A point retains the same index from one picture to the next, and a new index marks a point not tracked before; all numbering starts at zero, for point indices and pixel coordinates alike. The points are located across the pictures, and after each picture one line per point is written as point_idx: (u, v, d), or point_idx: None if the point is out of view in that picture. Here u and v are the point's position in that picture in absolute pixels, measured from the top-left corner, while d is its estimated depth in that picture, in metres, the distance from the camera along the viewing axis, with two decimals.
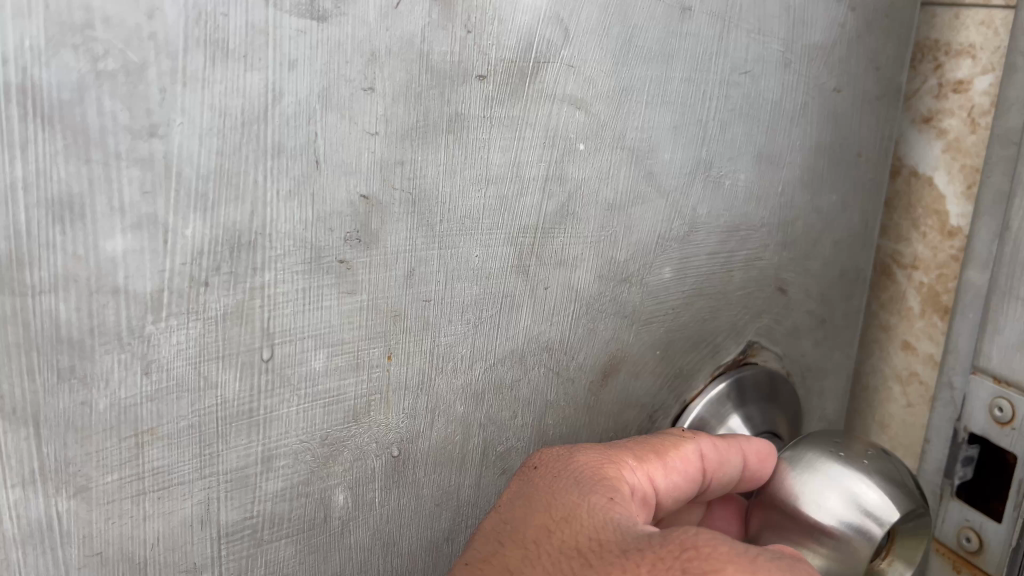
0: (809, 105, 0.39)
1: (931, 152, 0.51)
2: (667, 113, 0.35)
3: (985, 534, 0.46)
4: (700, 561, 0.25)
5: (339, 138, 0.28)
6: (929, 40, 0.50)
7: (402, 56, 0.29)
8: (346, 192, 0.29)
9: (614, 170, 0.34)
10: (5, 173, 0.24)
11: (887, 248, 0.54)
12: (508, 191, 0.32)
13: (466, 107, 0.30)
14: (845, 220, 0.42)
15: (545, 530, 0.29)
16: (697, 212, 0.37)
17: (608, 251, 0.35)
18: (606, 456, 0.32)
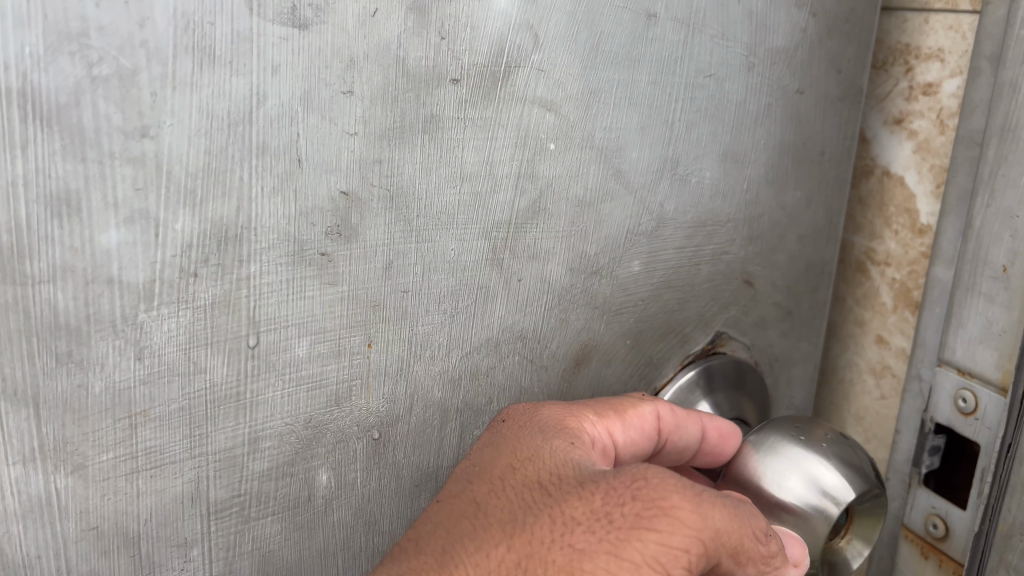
0: (772, 107, 0.41)
1: (902, 153, 0.52)
2: (635, 114, 0.36)
3: (951, 521, 0.46)
4: (648, 490, 0.28)
5: (320, 138, 0.30)
6: (900, 44, 0.51)
7: (380, 61, 0.30)
8: (327, 189, 0.31)
9: (584, 168, 0.36)
10: (7, 171, 0.26)
11: (860, 245, 0.55)
12: (482, 188, 0.34)
13: (441, 109, 0.32)
14: (809, 215, 0.45)
15: (511, 468, 0.32)
16: (665, 208, 0.39)
17: (579, 245, 0.37)
18: (570, 411, 0.35)
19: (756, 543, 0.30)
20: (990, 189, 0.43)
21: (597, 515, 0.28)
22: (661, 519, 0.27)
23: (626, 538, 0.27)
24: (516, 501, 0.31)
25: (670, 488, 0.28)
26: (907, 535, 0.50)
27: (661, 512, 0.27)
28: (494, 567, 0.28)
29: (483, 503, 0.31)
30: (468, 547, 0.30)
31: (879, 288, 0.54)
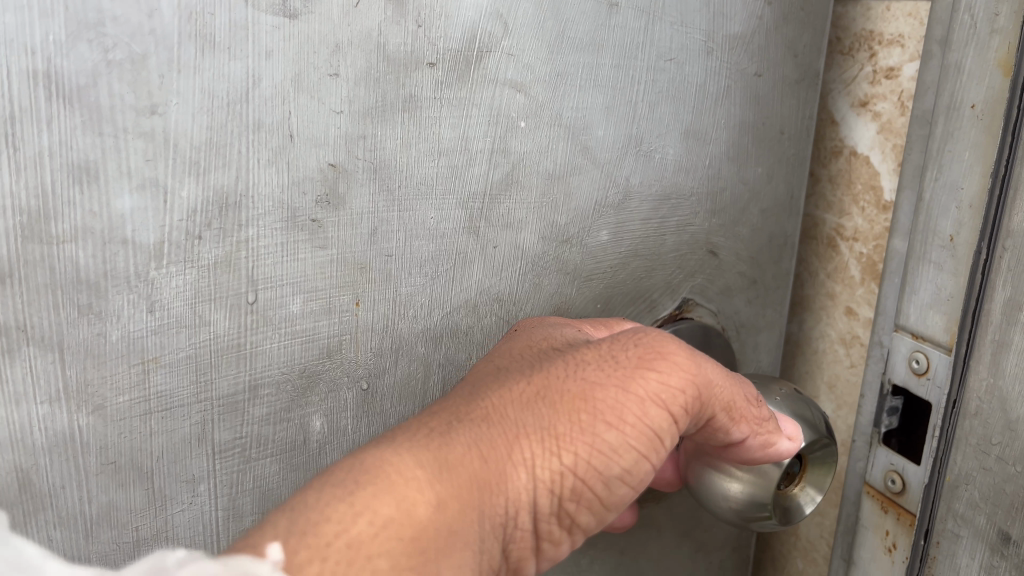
0: (731, 88, 0.44)
1: (867, 133, 0.61)
2: (599, 97, 0.40)
3: (907, 476, 0.59)
4: (650, 342, 0.35)
5: (310, 114, 0.34)
6: (866, 32, 0.60)
7: (362, 47, 0.34)
8: (316, 161, 0.35)
9: (553, 144, 0.40)
10: (34, 143, 0.29)
11: (832, 221, 0.64)
12: (458, 161, 0.38)
13: (419, 90, 0.36)
14: (770, 190, 0.48)
15: (527, 346, 0.38)
16: (632, 182, 0.43)
17: (551, 215, 0.41)
18: (578, 320, 0.41)
19: (749, 403, 0.36)
20: (939, 164, 0.54)
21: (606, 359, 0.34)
22: (660, 361, 0.33)
23: (633, 375, 0.33)
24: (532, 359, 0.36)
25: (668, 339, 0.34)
26: (869, 491, 0.62)
27: (660, 355, 0.34)
28: (516, 396, 0.33)
29: (502, 366, 0.37)
30: (491, 385, 0.35)
31: (847, 261, 0.64)
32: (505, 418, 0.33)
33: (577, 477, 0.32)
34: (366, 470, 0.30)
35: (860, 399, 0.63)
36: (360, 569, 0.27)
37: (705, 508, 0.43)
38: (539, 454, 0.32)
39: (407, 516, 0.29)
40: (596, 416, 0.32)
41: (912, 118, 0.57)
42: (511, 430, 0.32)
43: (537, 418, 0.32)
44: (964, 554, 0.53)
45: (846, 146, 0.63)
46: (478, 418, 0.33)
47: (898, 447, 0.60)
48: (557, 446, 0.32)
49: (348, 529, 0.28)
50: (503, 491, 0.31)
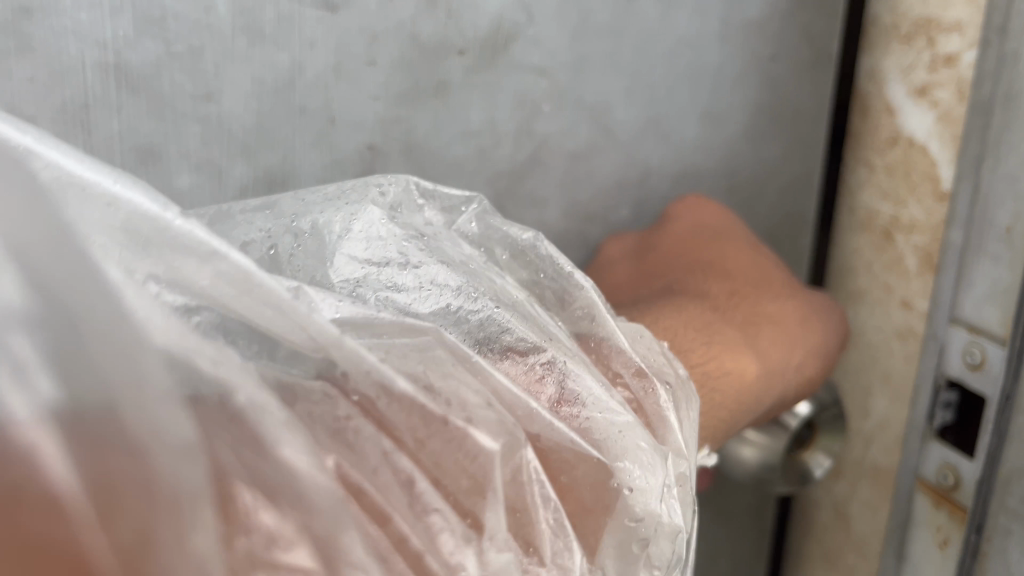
0: (746, 76, 0.49)
1: (924, 122, 0.59)
2: (621, 85, 0.45)
3: (960, 471, 0.58)
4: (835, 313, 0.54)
5: (350, 100, 0.38)
6: (923, 19, 0.58)
7: (397, 38, 0.38)
8: (354, 144, 0.39)
9: (577, 125, 0.45)
10: (105, 128, 0.34)
11: (886, 214, 0.63)
12: (486, 143, 0.43)
13: (449, 76, 0.40)
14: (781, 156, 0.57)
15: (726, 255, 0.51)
16: (652, 161, 0.49)
17: (574, 191, 0.47)
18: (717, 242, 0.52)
19: None
20: (996, 154, 0.54)
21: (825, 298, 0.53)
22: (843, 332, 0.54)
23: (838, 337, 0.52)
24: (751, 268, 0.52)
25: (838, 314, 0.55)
26: (921, 487, 0.62)
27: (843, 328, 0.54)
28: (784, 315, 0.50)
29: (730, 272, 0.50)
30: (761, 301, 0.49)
31: (902, 254, 0.62)
32: (781, 329, 0.49)
33: (810, 383, 0.50)
34: (705, 328, 0.46)
35: (915, 393, 0.62)
36: (711, 391, 0.44)
37: (727, 471, 0.57)
38: (804, 363, 0.49)
39: (742, 377, 0.46)
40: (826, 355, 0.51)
41: (971, 108, 0.56)
42: (788, 340, 0.49)
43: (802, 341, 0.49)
44: (1017, 549, 0.54)
45: (903, 134, 0.61)
46: (766, 322, 0.49)
47: (952, 442, 0.60)
48: (811, 366, 0.50)
49: (715, 355, 0.45)
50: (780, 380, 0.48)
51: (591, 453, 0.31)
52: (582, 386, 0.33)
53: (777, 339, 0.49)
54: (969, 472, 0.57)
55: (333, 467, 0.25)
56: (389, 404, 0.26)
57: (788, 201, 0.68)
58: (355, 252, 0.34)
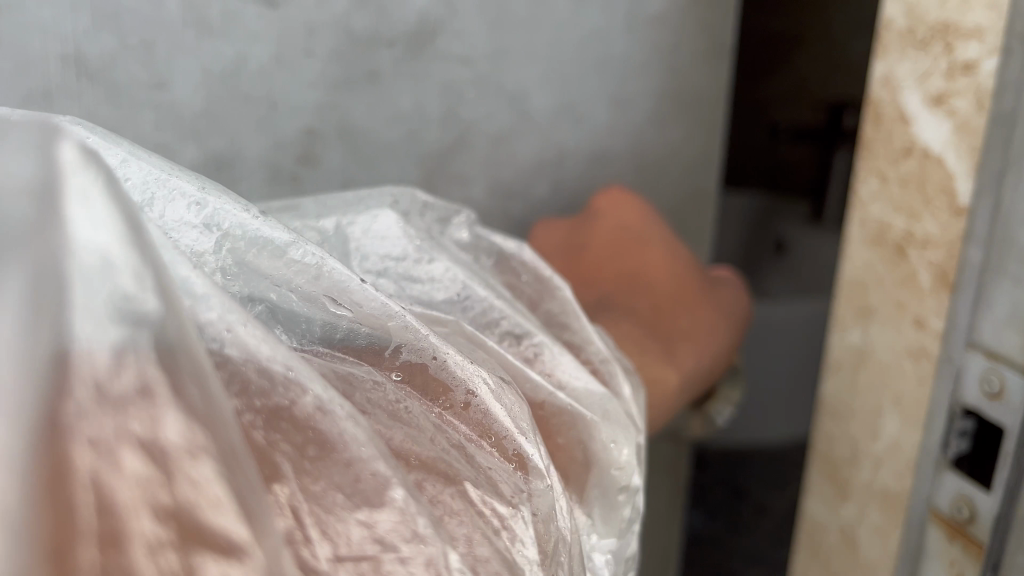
0: (644, 61, 0.75)
1: (941, 132, 0.57)
2: (535, 77, 0.70)
3: (976, 504, 0.55)
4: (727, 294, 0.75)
5: (289, 87, 0.59)
6: (942, 25, 0.56)
7: (331, 34, 0.59)
8: (297, 124, 0.60)
9: (495, 105, 0.69)
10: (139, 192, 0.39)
11: (900, 228, 0.60)
12: (415, 122, 0.65)
13: (380, 66, 0.62)
14: (688, 145, 0.81)
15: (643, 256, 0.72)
16: (569, 143, 0.74)
17: (504, 159, 0.72)
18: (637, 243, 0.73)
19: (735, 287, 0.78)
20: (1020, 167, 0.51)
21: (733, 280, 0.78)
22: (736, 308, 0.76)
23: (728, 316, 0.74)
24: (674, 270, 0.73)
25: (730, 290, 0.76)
26: (935, 518, 0.58)
27: (735, 305, 0.76)
28: (689, 310, 0.71)
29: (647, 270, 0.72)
30: (676, 311, 0.71)
31: (916, 271, 0.59)
32: (687, 324, 0.71)
33: (714, 359, 0.72)
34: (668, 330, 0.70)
35: (929, 419, 0.58)
36: (651, 388, 0.66)
37: None
38: (709, 350, 0.71)
39: (668, 382, 0.66)
40: (721, 333, 0.72)
41: (993, 119, 0.53)
42: (696, 334, 0.70)
43: (707, 331, 0.71)
44: None
45: (917, 145, 0.58)
46: (679, 326, 0.70)
47: (968, 472, 0.56)
48: (712, 350, 0.71)
49: (649, 364, 0.66)
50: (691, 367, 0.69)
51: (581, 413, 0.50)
52: (562, 367, 0.52)
53: (690, 337, 0.70)
54: (986, 507, 0.54)
55: (402, 442, 0.39)
56: (438, 369, 0.42)
57: (690, 179, 0.83)
58: (384, 249, 0.53)
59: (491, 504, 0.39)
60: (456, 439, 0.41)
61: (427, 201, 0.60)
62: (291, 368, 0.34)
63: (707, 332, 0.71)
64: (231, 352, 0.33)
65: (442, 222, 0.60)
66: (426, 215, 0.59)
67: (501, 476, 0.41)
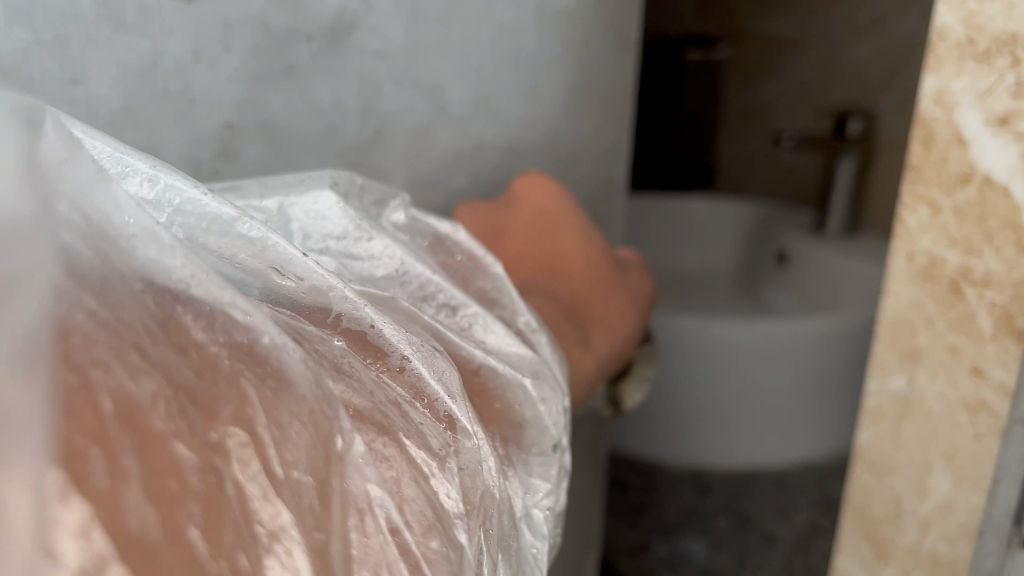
0: (556, 53, 0.77)
1: (1007, 159, 0.49)
2: (448, 72, 0.71)
3: None
4: (637, 275, 0.75)
5: (208, 84, 0.60)
6: (1006, 34, 0.48)
7: (247, 28, 0.60)
8: (217, 123, 0.61)
9: (412, 102, 0.70)
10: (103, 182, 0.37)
11: (954, 264, 0.53)
12: (333, 118, 0.66)
13: (298, 59, 0.63)
14: (604, 136, 0.84)
15: (561, 235, 0.71)
16: (483, 137, 0.76)
17: (419, 157, 0.72)
18: (553, 220, 0.72)
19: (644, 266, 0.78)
20: None
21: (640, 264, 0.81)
22: (648, 287, 0.76)
23: (641, 296, 0.74)
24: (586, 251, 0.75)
25: (642, 274, 0.76)
26: None
27: (647, 285, 0.76)
28: (606, 289, 0.70)
29: (563, 245, 0.71)
30: (593, 286, 0.70)
31: (975, 315, 0.52)
32: (603, 297, 0.70)
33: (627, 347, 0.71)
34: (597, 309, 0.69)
35: (993, 486, 0.51)
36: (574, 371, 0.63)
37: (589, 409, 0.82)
38: (622, 329, 0.70)
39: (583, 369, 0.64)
40: (634, 312, 0.72)
41: None
42: (611, 311, 0.70)
43: (621, 308, 0.70)
44: None
45: (976, 172, 0.51)
46: (595, 299, 0.69)
47: None
48: (627, 326, 0.71)
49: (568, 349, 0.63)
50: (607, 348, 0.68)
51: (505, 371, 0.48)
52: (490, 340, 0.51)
53: (605, 315, 0.69)
54: None
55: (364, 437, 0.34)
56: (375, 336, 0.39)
57: (605, 171, 0.86)
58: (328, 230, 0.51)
59: (440, 503, 0.35)
60: (396, 399, 0.37)
61: (365, 184, 0.58)
62: (248, 313, 0.32)
63: (622, 310, 0.70)
64: (197, 296, 0.31)
65: (379, 204, 0.58)
66: (359, 195, 0.56)
67: (432, 433, 0.37)
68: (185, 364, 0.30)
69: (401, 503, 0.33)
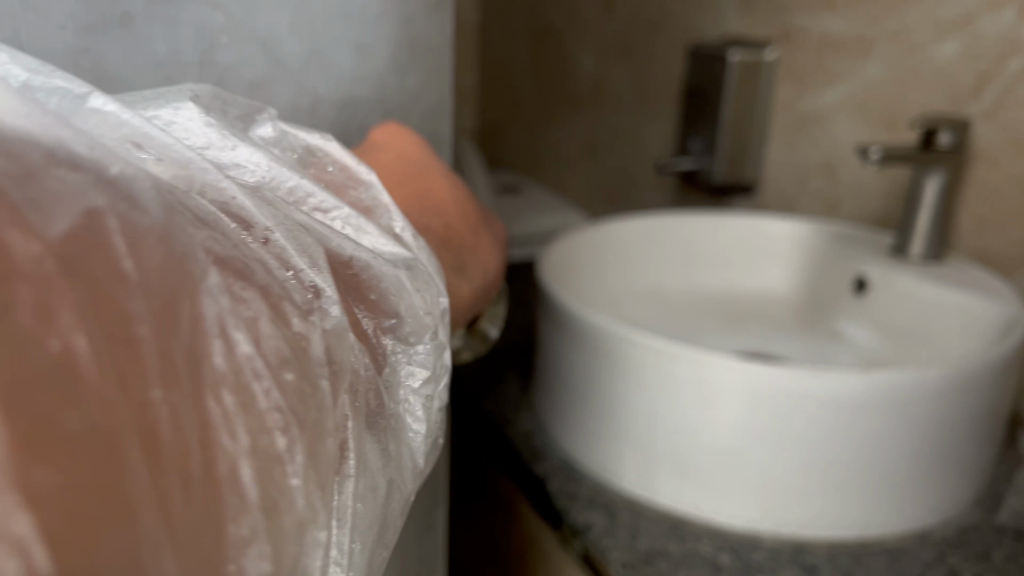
0: (372, 14, 0.90)
1: None
2: (285, 23, 0.86)
3: None
4: (487, 219, 0.92)
5: (38, 27, 0.76)
6: None
7: None
8: (63, 50, 0.78)
9: (244, 53, 0.85)
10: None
11: None
12: (167, 58, 0.83)
13: (129, 8, 0.80)
14: (425, 88, 0.97)
15: (421, 185, 0.84)
16: (321, 90, 0.91)
17: (256, 93, 0.87)
18: (418, 176, 0.85)
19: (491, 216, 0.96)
20: None
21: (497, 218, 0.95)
22: (496, 229, 0.93)
23: (495, 238, 0.90)
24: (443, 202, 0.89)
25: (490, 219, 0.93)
26: None
27: (493, 228, 0.92)
28: (469, 232, 0.85)
29: (426, 193, 0.84)
30: (459, 227, 0.84)
31: None
32: (471, 239, 0.85)
33: (494, 278, 0.86)
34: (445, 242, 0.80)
35: None
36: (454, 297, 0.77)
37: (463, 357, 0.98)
38: (490, 266, 0.85)
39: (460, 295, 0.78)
40: (487, 248, 0.86)
41: None
42: (476, 248, 0.84)
43: (485, 249, 0.86)
44: None
45: None
46: (465, 243, 0.83)
47: None
48: (493, 270, 0.85)
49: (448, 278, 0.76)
50: (481, 278, 0.82)
51: (378, 276, 0.59)
52: (368, 230, 0.62)
53: (472, 250, 0.84)
54: None
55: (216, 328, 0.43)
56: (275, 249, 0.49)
57: (432, 121, 1.01)
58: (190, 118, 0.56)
59: (308, 391, 0.47)
60: (263, 259, 0.48)
61: (228, 99, 0.64)
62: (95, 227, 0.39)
63: (493, 253, 0.86)
64: (111, 179, 0.41)
65: (244, 119, 0.65)
66: (224, 111, 0.63)
67: (297, 292, 0.49)
68: (41, 193, 0.37)
69: (258, 338, 0.44)
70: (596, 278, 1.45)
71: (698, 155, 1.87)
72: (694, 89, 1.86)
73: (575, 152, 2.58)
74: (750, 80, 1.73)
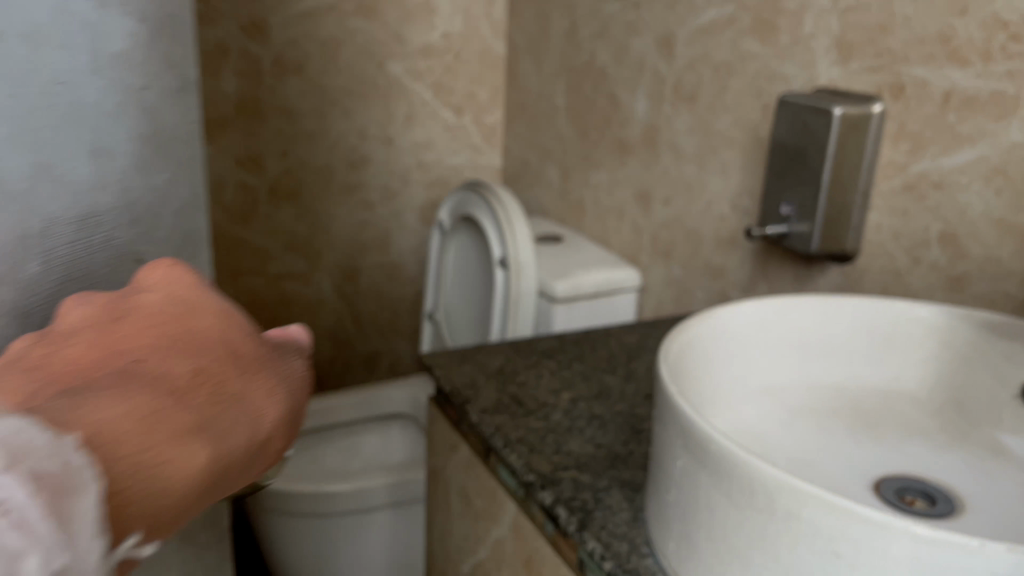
0: None
1: None
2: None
3: None
4: (277, 348, 0.59)
5: None
6: None
7: None
8: None
9: None
10: None
11: None
12: None
13: None
14: None
15: (116, 315, 0.53)
16: (52, 212, 0.60)
17: None
18: (107, 304, 0.53)
19: (295, 339, 0.63)
20: None
21: (257, 333, 0.58)
22: (290, 361, 0.59)
23: (275, 377, 0.57)
24: (154, 345, 0.52)
25: (278, 349, 0.59)
26: None
27: (282, 357, 0.59)
28: (222, 375, 0.53)
29: (135, 326, 0.52)
30: (197, 369, 0.52)
31: None
32: (224, 392, 0.52)
33: (255, 451, 0.54)
34: (122, 435, 0.46)
35: None
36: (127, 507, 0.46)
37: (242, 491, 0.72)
38: (249, 437, 0.53)
39: (170, 490, 0.47)
40: (250, 398, 0.54)
41: None
42: (228, 404, 0.52)
43: (251, 403, 0.54)
44: None
45: None
46: (204, 399, 0.51)
47: None
48: (254, 436, 0.53)
49: (137, 467, 0.46)
50: (221, 463, 0.50)
51: None
52: None
53: (222, 412, 0.52)
54: None
55: None
56: None
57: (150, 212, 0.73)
58: None
59: None
60: None
61: None
62: None
63: (260, 407, 0.54)
64: None
65: None
66: None
67: None
68: None
69: None
70: (711, 378, 1.23)
71: (790, 223, 1.65)
72: (784, 147, 1.65)
73: (632, 200, 2.42)
74: (853, 134, 1.54)
